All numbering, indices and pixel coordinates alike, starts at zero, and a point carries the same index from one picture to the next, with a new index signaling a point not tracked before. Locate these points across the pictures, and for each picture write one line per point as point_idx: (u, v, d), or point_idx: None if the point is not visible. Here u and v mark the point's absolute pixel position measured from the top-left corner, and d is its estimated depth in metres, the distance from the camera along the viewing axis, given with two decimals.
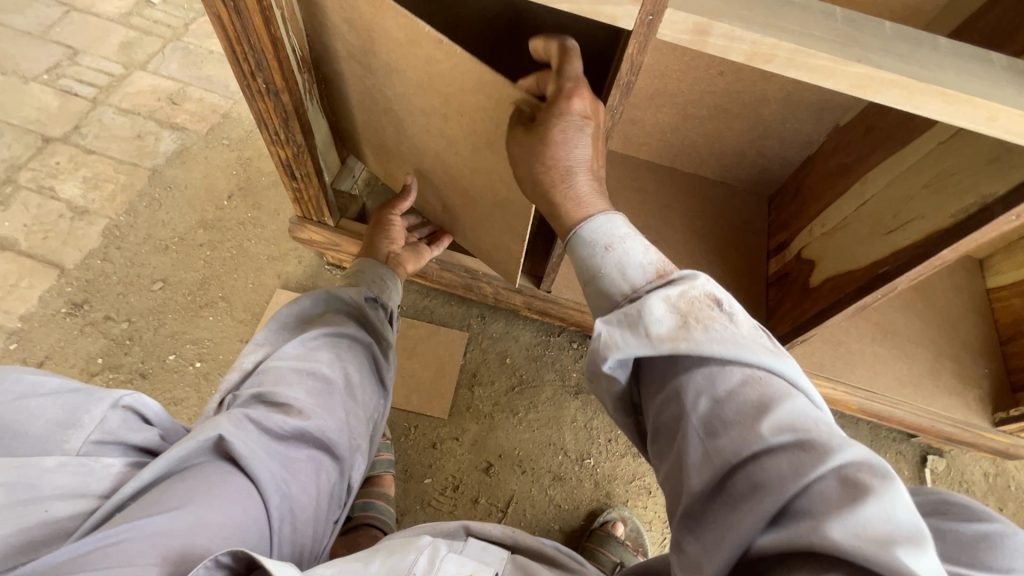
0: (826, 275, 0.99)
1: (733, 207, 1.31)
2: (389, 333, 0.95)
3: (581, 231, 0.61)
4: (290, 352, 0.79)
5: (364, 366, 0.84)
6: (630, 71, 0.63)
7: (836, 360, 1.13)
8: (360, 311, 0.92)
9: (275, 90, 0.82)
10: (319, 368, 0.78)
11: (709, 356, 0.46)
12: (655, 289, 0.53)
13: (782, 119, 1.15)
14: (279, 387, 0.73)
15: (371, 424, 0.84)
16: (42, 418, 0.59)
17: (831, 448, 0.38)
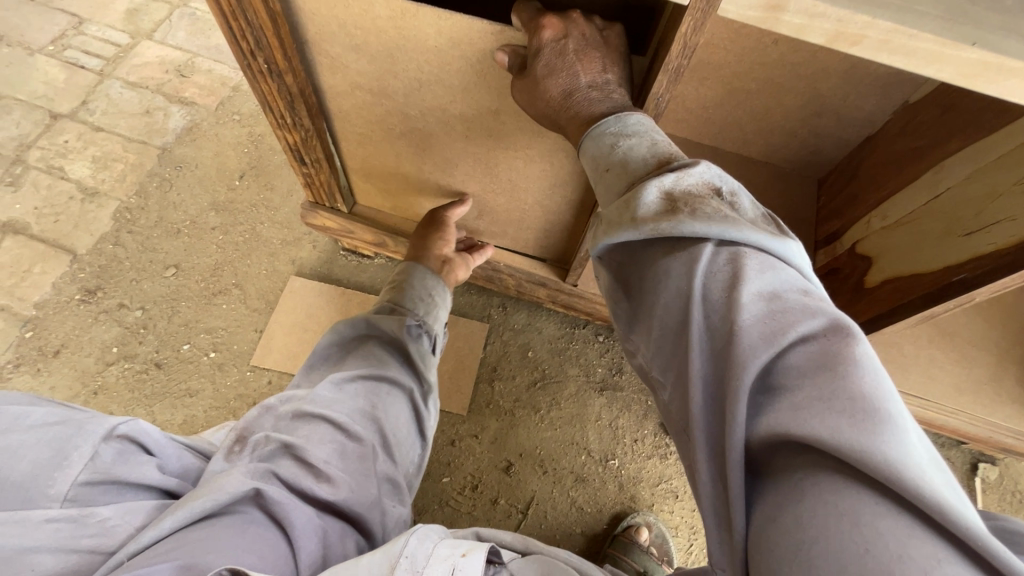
0: (886, 275, 0.90)
1: (778, 191, 1.20)
2: (430, 369, 0.88)
3: (593, 131, 0.60)
4: (334, 398, 0.74)
5: (399, 412, 0.78)
6: (681, 53, 0.54)
7: (887, 364, 1.03)
8: (405, 354, 0.86)
9: (277, 71, 0.75)
10: (351, 423, 0.71)
11: (699, 234, 0.48)
12: (652, 176, 0.54)
13: (843, 96, 1.02)
14: (308, 439, 0.67)
15: (403, 473, 0.75)
16: (30, 457, 0.50)
17: (807, 320, 0.41)
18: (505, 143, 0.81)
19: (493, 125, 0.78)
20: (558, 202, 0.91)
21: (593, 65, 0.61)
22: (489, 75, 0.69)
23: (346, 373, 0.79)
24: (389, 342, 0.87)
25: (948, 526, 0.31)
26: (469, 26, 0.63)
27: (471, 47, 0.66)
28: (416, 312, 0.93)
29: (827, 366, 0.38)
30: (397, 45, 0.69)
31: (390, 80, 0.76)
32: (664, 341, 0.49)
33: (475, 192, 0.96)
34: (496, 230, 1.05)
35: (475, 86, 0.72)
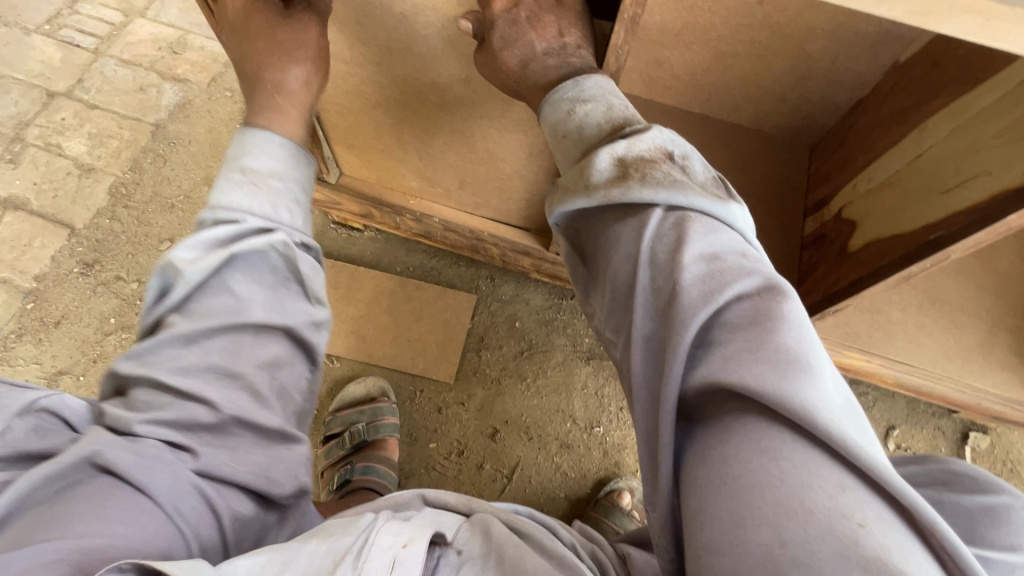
0: (867, 238, 0.89)
1: (769, 159, 1.19)
2: (320, 283, 0.68)
3: (551, 98, 0.61)
4: (186, 356, 0.56)
5: (277, 346, 0.62)
6: (636, 2, 0.53)
7: (873, 331, 1.03)
8: (280, 278, 0.64)
9: None
10: (208, 390, 0.56)
11: (649, 200, 0.50)
12: (605, 142, 0.55)
13: (831, 57, 1.00)
14: (151, 411, 0.53)
15: (292, 406, 0.63)
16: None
17: (743, 278, 0.44)
18: (477, 112, 0.82)
19: (464, 95, 0.79)
20: (536, 169, 0.91)
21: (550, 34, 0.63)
22: (454, 43, 0.70)
23: (193, 319, 0.57)
24: (258, 264, 0.62)
25: (852, 459, 0.35)
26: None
27: (433, 14, 0.67)
28: (286, 219, 0.65)
29: (755, 319, 0.41)
30: (363, 12, 0.70)
31: (361, 51, 0.77)
32: (614, 301, 0.51)
33: (454, 165, 0.97)
34: (478, 202, 1.05)
35: (441, 55, 0.73)
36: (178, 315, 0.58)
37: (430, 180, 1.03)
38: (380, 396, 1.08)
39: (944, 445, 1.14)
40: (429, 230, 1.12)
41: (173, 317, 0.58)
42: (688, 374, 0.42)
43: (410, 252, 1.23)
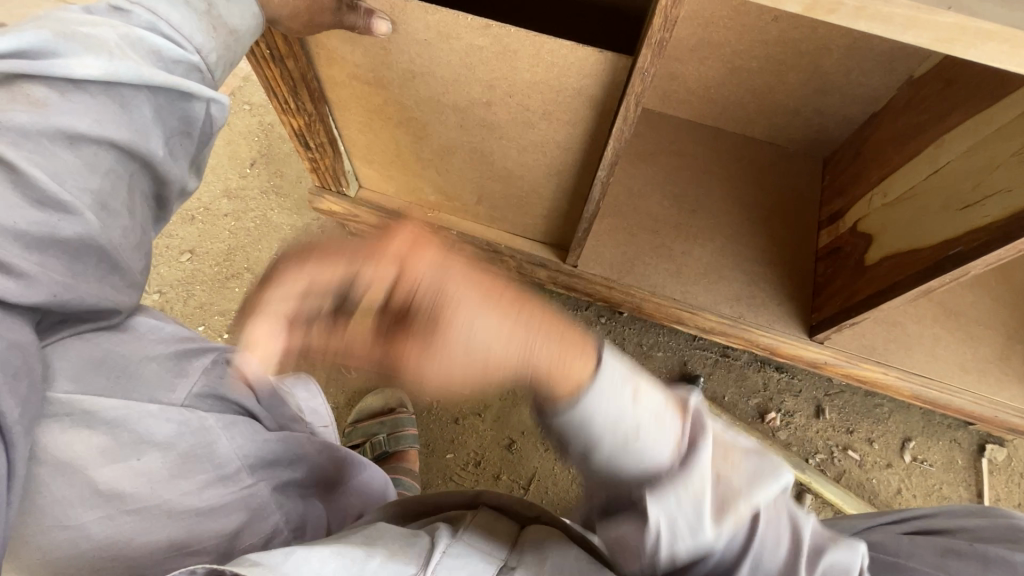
0: (882, 253, 0.89)
1: (782, 172, 1.20)
2: (203, 156, 0.56)
3: (589, 405, 0.47)
4: (58, 159, 0.42)
5: (139, 203, 0.49)
6: (663, 26, 0.54)
7: (889, 343, 1.03)
8: (177, 128, 0.51)
9: (280, 57, 0.77)
10: (79, 223, 0.43)
11: (738, 491, 0.47)
12: (679, 424, 0.48)
13: (845, 71, 1.02)
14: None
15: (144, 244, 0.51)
16: (149, 362, 0.51)
17: (800, 523, 0.49)
18: (497, 134, 0.84)
19: (485, 118, 0.81)
20: (554, 186, 0.92)
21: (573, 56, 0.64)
22: (475, 69, 0.72)
23: (71, 113, 0.43)
24: (169, 98, 0.49)
25: None
26: (455, 21, 0.66)
27: (457, 41, 0.69)
28: (210, 68, 0.53)
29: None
30: (390, 39, 0.72)
31: (384, 74, 0.79)
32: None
33: (472, 180, 0.98)
34: (495, 216, 1.06)
35: (463, 79, 0.75)
36: (58, 97, 0.43)
37: (449, 195, 1.04)
38: (399, 406, 1.08)
39: (961, 457, 1.14)
40: None
41: (42, 91, 0.43)
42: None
43: None
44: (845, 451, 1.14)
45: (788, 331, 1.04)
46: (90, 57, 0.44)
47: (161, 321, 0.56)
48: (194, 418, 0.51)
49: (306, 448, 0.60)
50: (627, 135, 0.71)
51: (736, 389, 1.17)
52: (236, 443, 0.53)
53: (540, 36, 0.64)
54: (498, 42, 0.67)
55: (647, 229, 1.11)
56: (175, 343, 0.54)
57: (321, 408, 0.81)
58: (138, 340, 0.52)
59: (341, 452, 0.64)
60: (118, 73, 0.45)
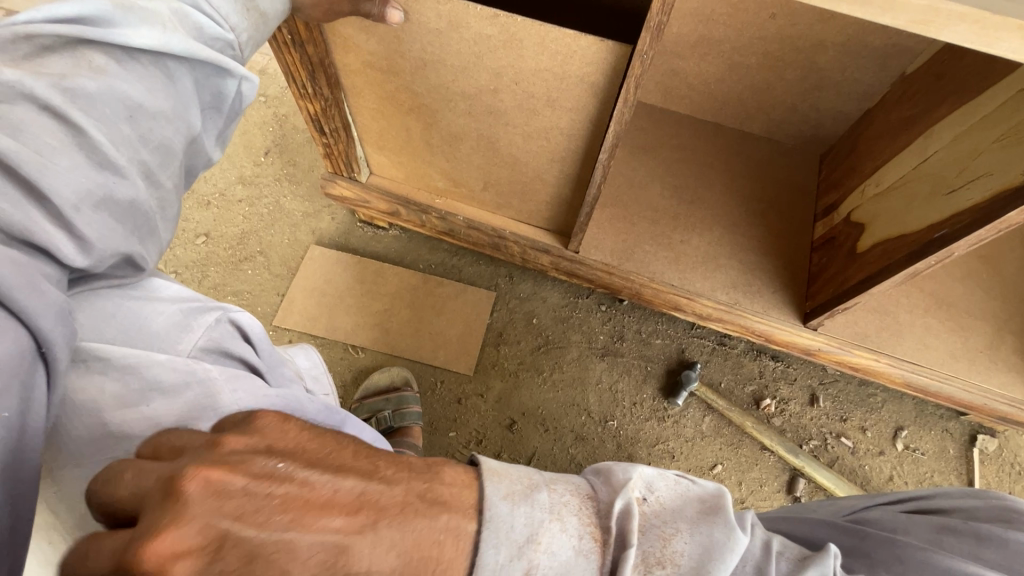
0: (873, 240, 0.92)
1: (779, 166, 1.23)
2: (229, 133, 0.58)
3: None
4: (112, 124, 0.43)
5: (175, 174, 0.50)
6: (661, 10, 0.57)
7: (882, 331, 1.06)
8: (209, 103, 0.53)
9: (299, 42, 0.81)
10: (131, 189, 0.44)
11: (625, 543, 0.42)
12: (532, 525, 0.42)
13: (840, 68, 1.06)
14: (62, 172, 0.40)
15: (173, 206, 0.51)
16: (157, 315, 0.49)
17: (698, 523, 0.44)
18: (503, 120, 0.88)
19: (492, 105, 0.85)
20: (558, 173, 0.95)
21: (578, 41, 0.68)
22: (483, 57, 0.76)
23: (127, 82, 0.44)
24: (206, 73, 0.51)
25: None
26: (465, 10, 0.70)
27: (467, 31, 0.73)
28: (242, 48, 0.55)
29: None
30: (403, 28, 0.76)
31: (397, 62, 0.83)
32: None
33: (478, 167, 1.01)
34: (501, 202, 1.10)
35: (472, 67, 0.79)
36: (115, 65, 0.44)
37: (456, 181, 1.08)
38: (404, 385, 1.12)
39: (952, 447, 1.16)
40: (453, 228, 1.16)
41: (101, 59, 0.43)
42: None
43: (432, 250, 1.28)
44: (839, 438, 1.16)
45: (783, 318, 1.07)
46: (146, 29, 0.45)
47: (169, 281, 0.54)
48: (198, 368, 0.48)
49: (307, 407, 0.56)
50: (627, 118, 0.75)
51: (732, 376, 1.20)
52: (239, 396, 0.50)
53: (545, 26, 0.68)
54: (505, 32, 0.71)
55: (647, 219, 1.14)
56: (183, 300, 0.52)
57: (324, 377, 0.75)
58: (146, 296, 0.50)
59: (341, 416, 0.60)
60: (168, 44, 0.46)
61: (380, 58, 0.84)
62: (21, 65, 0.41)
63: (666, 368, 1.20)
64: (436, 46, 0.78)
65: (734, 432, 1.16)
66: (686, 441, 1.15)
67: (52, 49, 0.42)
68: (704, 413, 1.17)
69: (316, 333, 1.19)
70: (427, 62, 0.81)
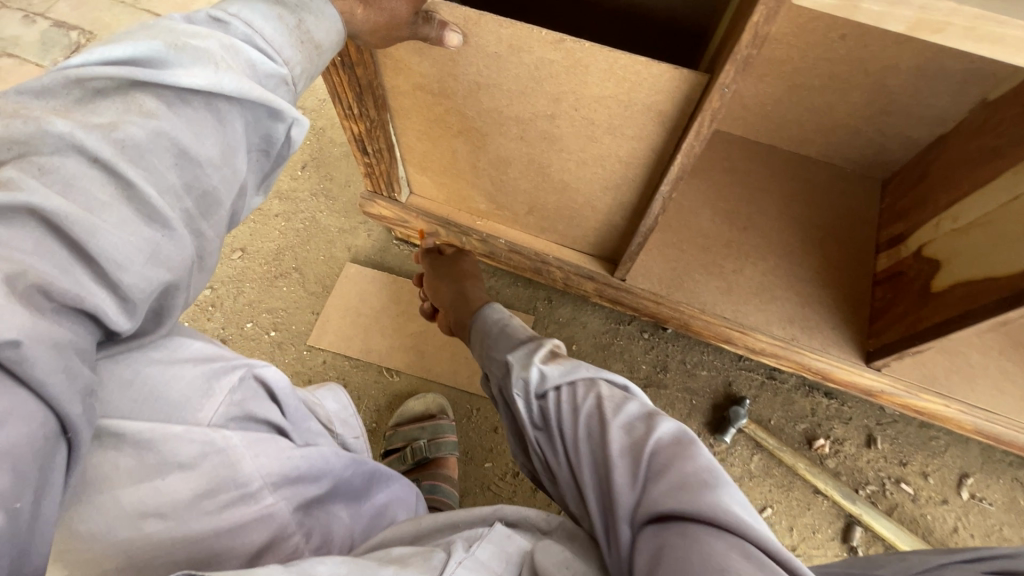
0: (953, 279, 0.85)
1: (837, 192, 1.17)
2: (274, 176, 0.52)
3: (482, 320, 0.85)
4: (160, 175, 0.40)
5: (221, 223, 0.46)
6: (751, 43, 0.53)
7: (951, 374, 0.99)
8: (257, 146, 0.48)
9: (350, 64, 0.78)
10: (178, 245, 0.41)
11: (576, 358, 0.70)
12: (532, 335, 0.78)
13: (913, 92, 0.99)
14: (110, 229, 0.37)
15: (217, 254, 0.47)
16: (179, 380, 0.46)
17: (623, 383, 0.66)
18: (557, 146, 0.83)
19: (547, 130, 0.81)
20: (611, 200, 0.91)
21: (650, 68, 0.64)
22: (543, 82, 0.72)
23: (176, 128, 0.41)
24: (257, 115, 0.46)
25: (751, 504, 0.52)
26: (529, 35, 0.66)
27: (529, 55, 0.69)
28: (296, 82, 0.49)
29: (637, 454, 0.54)
30: (461, 51, 0.72)
31: (449, 84, 0.80)
32: (568, 463, 0.60)
33: (525, 192, 0.98)
34: (545, 226, 1.05)
35: (529, 92, 0.75)
36: (165, 108, 0.40)
37: (500, 204, 1.05)
38: (440, 413, 1.08)
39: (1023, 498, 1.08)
40: (494, 251, 1.12)
41: (152, 103, 0.40)
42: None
43: None
44: (898, 484, 1.09)
45: (844, 357, 1.00)
46: (198, 69, 0.41)
47: (192, 336, 0.50)
48: (218, 437, 0.46)
49: (332, 463, 0.54)
50: (697, 151, 0.70)
51: (783, 413, 1.14)
52: (260, 461, 0.48)
53: (615, 53, 0.64)
54: (570, 57, 0.67)
55: (697, 246, 1.09)
56: (206, 359, 0.49)
57: (352, 419, 0.71)
58: (167, 356, 0.46)
59: (366, 465, 0.59)
60: (222, 84, 0.42)
61: (432, 81, 0.81)
62: (71, 113, 0.38)
63: (712, 402, 1.14)
64: (492, 70, 0.74)
65: (785, 473, 1.10)
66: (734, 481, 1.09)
67: (103, 93, 0.40)
68: (753, 451, 1.11)
69: (350, 355, 1.16)
70: (482, 86, 0.78)
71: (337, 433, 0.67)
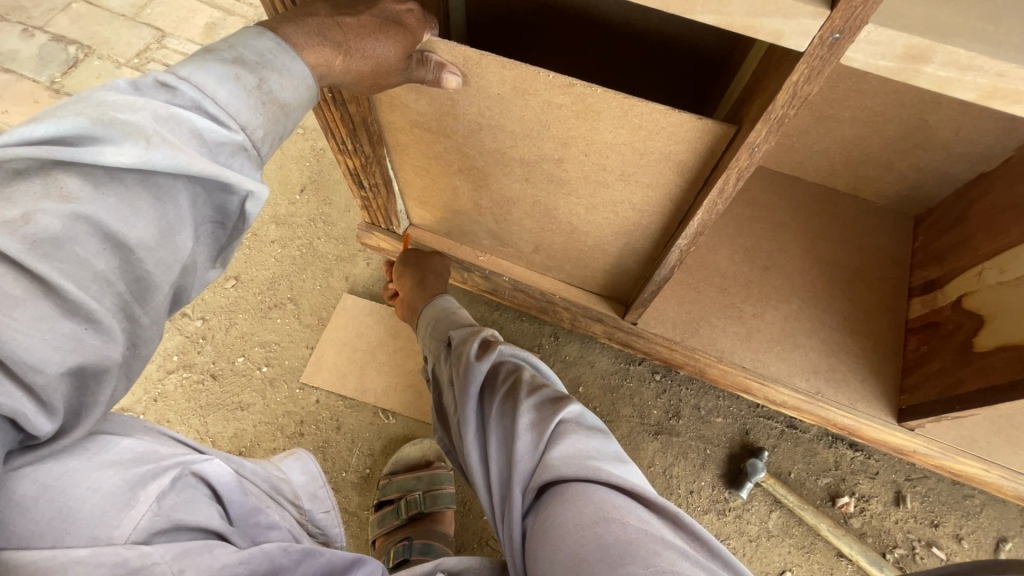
0: (997, 341, 0.78)
1: (866, 229, 1.09)
2: (232, 249, 0.46)
3: (429, 307, 0.87)
4: (84, 264, 0.34)
5: (161, 307, 0.39)
6: (788, 102, 0.46)
7: (992, 436, 0.90)
8: (208, 219, 0.41)
9: (342, 101, 0.72)
10: (105, 339, 0.35)
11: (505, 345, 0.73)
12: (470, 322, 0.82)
13: (954, 128, 0.91)
14: (19, 330, 0.31)
15: (155, 343, 0.40)
16: (97, 492, 0.39)
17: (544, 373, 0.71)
18: (565, 189, 0.77)
19: (555, 173, 0.74)
20: (622, 245, 0.84)
21: (668, 117, 0.57)
22: (551, 126, 0.65)
23: (103, 209, 0.34)
24: (206, 186, 0.40)
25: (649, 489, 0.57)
26: (534, 77, 0.59)
27: (533, 99, 0.62)
28: (258, 146, 0.43)
29: (541, 436, 0.59)
30: (459, 91, 0.66)
31: (449, 123, 0.73)
32: (478, 439, 0.65)
33: (531, 232, 0.91)
34: (551, 265, 0.99)
35: (535, 135, 0.68)
36: (91, 190, 0.34)
37: (503, 242, 0.98)
38: (437, 461, 1.05)
39: None
40: (497, 287, 1.06)
41: (75, 184, 0.34)
42: (527, 547, 0.55)
43: (472, 305, 1.18)
44: (929, 547, 1.01)
45: (872, 413, 0.93)
46: (129, 145, 0.35)
47: (122, 433, 0.44)
48: (140, 554, 0.39)
49: (281, 562, 0.47)
50: (719, 208, 0.64)
51: (804, 466, 1.07)
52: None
53: (631, 99, 0.56)
54: (580, 102, 0.59)
55: (715, 287, 1.02)
56: (136, 461, 0.42)
57: (322, 491, 0.66)
58: (90, 462, 0.40)
59: (324, 557, 0.50)
60: (156, 160, 0.36)
61: (429, 119, 0.74)
62: None
63: (728, 454, 1.07)
64: (493, 112, 0.67)
65: (806, 533, 1.02)
66: (750, 541, 1.02)
67: (23, 175, 0.34)
68: (771, 507, 1.04)
69: (345, 394, 1.11)
70: (483, 127, 0.71)
71: (305, 510, 0.62)
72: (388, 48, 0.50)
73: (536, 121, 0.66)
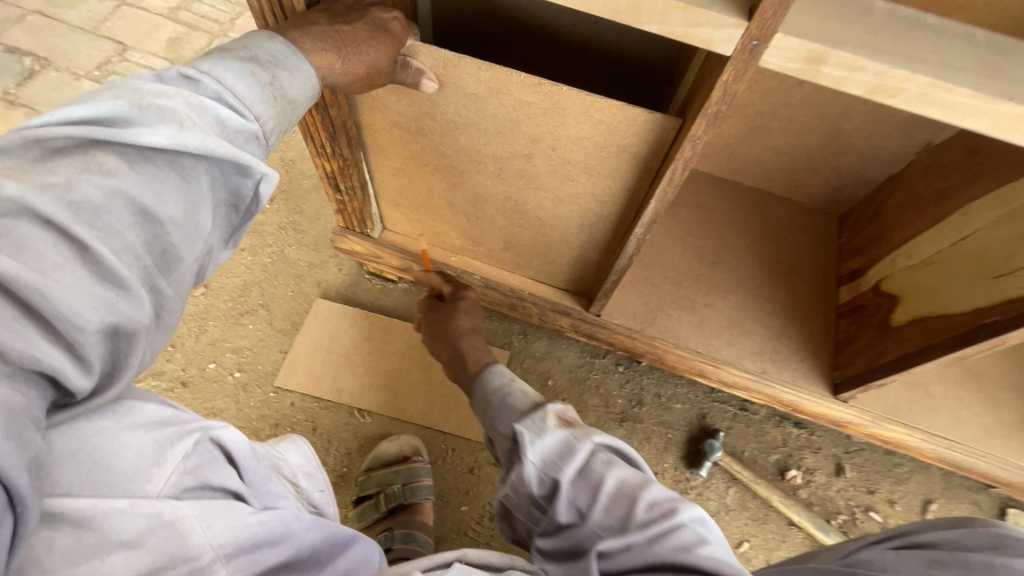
0: (908, 315, 0.90)
1: (799, 227, 1.22)
2: (242, 231, 0.50)
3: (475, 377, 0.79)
4: (118, 234, 0.37)
5: (184, 281, 0.43)
6: (721, 99, 0.55)
7: (913, 404, 1.02)
8: (224, 201, 0.46)
9: (323, 105, 0.77)
10: (138, 306, 0.38)
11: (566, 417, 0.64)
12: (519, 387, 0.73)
13: (866, 135, 1.04)
14: (65, 293, 0.35)
15: (178, 314, 0.44)
16: (125, 451, 0.42)
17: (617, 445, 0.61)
18: (533, 186, 0.84)
19: (523, 171, 0.81)
20: (585, 238, 0.92)
21: (623, 112, 0.65)
22: (520, 124, 0.73)
23: (139, 185, 0.38)
24: (224, 169, 0.44)
25: None
26: (506, 79, 0.66)
27: (505, 98, 0.69)
28: (267, 135, 0.48)
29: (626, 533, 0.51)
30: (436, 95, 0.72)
31: (426, 124, 0.80)
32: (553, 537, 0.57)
33: (501, 229, 0.98)
34: (520, 262, 1.06)
35: (506, 133, 0.75)
36: (128, 167, 0.38)
37: (475, 241, 1.04)
38: (414, 455, 1.05)
39: None
40: None
41: (113, 161, 0.38)
42: None
43: None
44: (867, 512, 1.11)
45: (812, 389, 1.03)
46: (163, 127, 0.39)
47: (142, 400, 0.47)
48: (165, 510, 0.42)
49: (292, 527, 0.49)
50: (669, 196, 0.72)
51: (756, 444, 1.16)
52: (212, 532, 0.43)
53: (591, 98, 0.64)
54: (547, 99, 0.67)
55: (670, 280, 1.11)
56: (159, 424, 0.45)
57: (317, 472, 0.68)
58: (115, 424, 0.43)
59: (330, 526, 0.52)
60: (185, 142, 0.40)
61: (406, 121, 0.81)
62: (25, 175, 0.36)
63: (688, 436, 1.15)
64: (468, 113, 0.74)
65: (760, 505, 1.10)
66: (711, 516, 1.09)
67: (64, 151, 0.38)
68: (728, 484, 1.12)
69: (319, 395, 1.12)
70: (458, 127, 0.78)
71: (302, 489, 0.65)
72: (370, 54, 0.55)
73: (507, 120, 0.73)
